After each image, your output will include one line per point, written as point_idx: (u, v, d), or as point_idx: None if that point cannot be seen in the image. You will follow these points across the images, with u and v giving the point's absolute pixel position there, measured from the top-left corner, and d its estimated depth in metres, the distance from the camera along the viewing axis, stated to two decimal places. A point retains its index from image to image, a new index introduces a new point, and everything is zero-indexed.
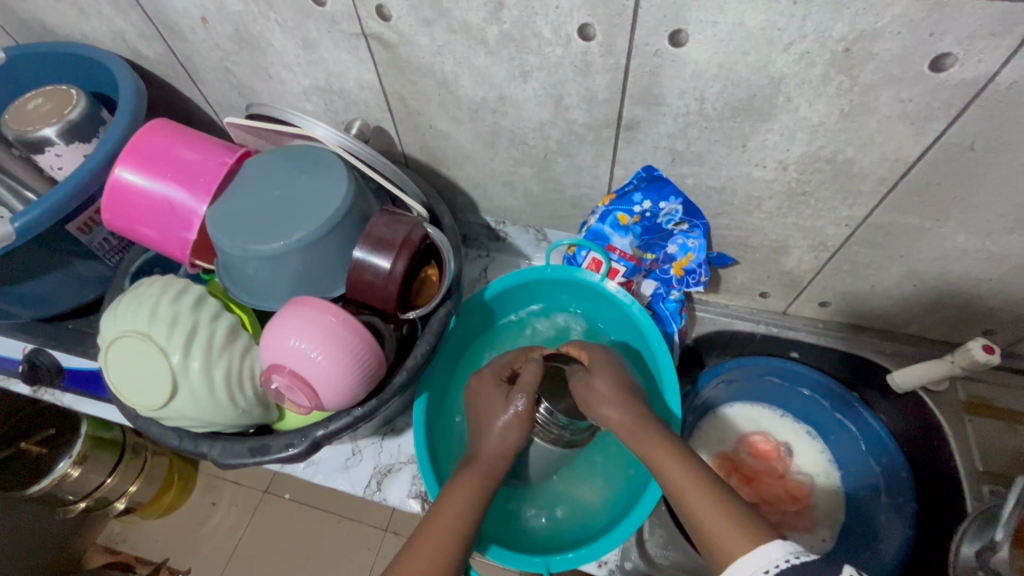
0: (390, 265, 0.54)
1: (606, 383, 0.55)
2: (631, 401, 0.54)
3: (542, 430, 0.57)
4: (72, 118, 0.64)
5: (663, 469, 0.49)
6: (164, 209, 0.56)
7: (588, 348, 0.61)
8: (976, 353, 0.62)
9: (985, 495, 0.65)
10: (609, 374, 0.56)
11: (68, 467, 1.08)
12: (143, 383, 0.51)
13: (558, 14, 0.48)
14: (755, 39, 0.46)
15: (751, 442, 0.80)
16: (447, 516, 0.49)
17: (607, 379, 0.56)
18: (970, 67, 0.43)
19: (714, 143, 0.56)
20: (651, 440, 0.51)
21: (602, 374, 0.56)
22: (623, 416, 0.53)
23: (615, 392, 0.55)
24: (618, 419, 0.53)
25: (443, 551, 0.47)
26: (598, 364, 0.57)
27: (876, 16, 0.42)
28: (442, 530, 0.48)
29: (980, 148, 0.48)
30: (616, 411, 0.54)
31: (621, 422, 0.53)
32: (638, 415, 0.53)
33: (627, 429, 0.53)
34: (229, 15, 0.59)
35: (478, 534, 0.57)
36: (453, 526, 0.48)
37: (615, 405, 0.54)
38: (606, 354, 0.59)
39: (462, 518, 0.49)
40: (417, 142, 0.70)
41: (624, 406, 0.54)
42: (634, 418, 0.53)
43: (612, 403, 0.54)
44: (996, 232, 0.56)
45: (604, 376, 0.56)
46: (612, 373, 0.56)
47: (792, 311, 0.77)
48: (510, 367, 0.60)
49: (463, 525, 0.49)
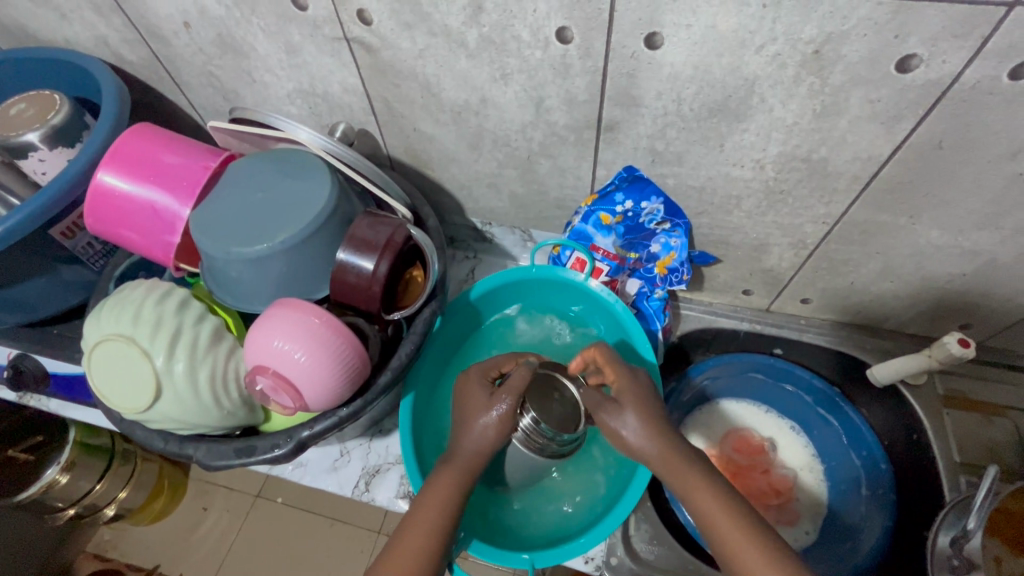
0: (374, 266, 0.54)
1: (638, 417, 0.51)
2: (667, 436, 0.51)
3: (526, 435, 0.56)
4: (54, 123, 0.64)
5: (701, 510, 0.48)
6: (146, 212, 0.56)
7: (617, 372, 0.55)
8: (952, 347, 0.63)
9: (962, 485, 0.66)
10: (641, 407, 0.52)
11: (55, 474, 1.06)
12: (126, 385, 0.51)
13: (535, 17, 0.49)
14: (728, 42, 0.47)
15: (734, 438, 0.81)
16: (431, 507, 0.51)
17: (638, 412, 0.52)
18: (935, 67, 0.44)
19: (693, 143, 0.57)
20: (692, 481, 0.48)
21: (634, 406, 0.52)
22: (658, 450, 0.50)
23: (648, 428, 0.51)
24: (655, 455, 0.50)
25: (427, 543, 0.49)
26: (626, 394, 0.53)
27: (843, 19, 0.43)
28: (424, 522, 0.50)
29: (948, 146, 0.49)
30: (649, 444, 0.50)
31: (655, 456, 0.50)
32: (673, 452, 0.50)
33: (662, 462, 0.50)
34: (212, 20, 0.60)
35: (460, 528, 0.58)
36: (436, 518, 0.50)
37: (646, 437, 0.51)
38: (632, 378, 0.55)
39: (444, 511, 0.50)
40: (402, 145, 0.71)
41: (657, 441, 0.50)
42: (670, 456, 0.50)
43: (645, 440, 0.51)
44: (967, 228, 0.57)
45: (633, 408, 0.52)
46: (642, 405, 0.52)
47: (775, 308, 0.79)
48: (492, 366, 0.60)
49: (438, 522, 0.50)
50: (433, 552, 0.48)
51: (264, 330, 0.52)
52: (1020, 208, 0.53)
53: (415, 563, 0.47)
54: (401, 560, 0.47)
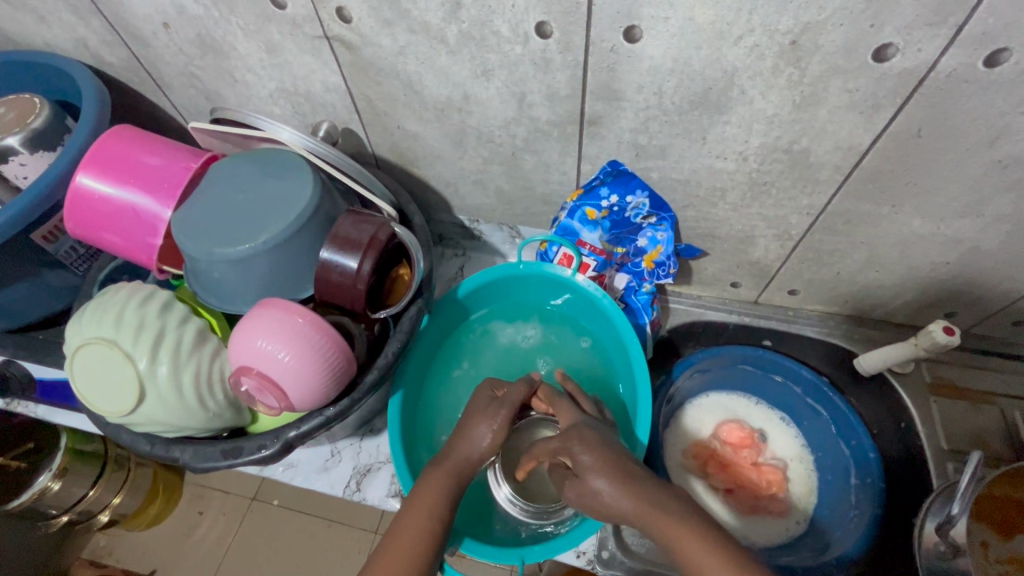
0: (358, 265, 0.54)
1: (606, 479, 0.48)
2: (642, 490, 0.47)
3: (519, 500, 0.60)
4: (34, 126, 0.63)
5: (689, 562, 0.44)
6: (127, 214, 0.55)
7: (571, 444, 0.53)
8: (937, 335, 0.64)
9: (950, 472, 0.68)
10: (607, 469, 0.49)
11: (47, 480, 1.06)
12: (110, 389, 0.51)
13: (514, 12, 0.49)
14: (706, 33, 0.47)
15: (723, 431, 0.78)
16: (421, 512, 0.50)
17: (604, 475, 0.49)
18: (911, 56, 0.44)
19: (675, 136, 0.58)
20: (677, 533, 0.45)
21: (600, 470, 0.49)
22: (632, 506, 0.47)
23: (617, 488, 0.48)
24: (630, 510, 0.47)
25: (416, 540, 0.49)
26: (584, 468, 0.50)
27: (819, 9, 0.43)
28: (416, 521, 0.50)
29: (927, 134, 0.50)
30: (622, 501, 0.47)
31: (632, 511, 0.47)
32: (649, 504, 0.46)
33: (638, 516, 0.47)
34: (191, 19, 0.59)
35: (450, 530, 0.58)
36: (427, 518, 0.50)
37: (618, 495, 0.48)
38: (587, 444, 0.52)
39: (433, 514, 0.50)
40: (386, 143, 0.71)
41: (631, 495, 0.47)
42: (646, 507, 0.46)
43: (619, 500, 0.47)
44: (949, 216, 0.57)
45: (597, 471, 0.49)
46: (607, 466, 0.49)
47: (763, 300, 0.80)
48: (504, 381, 0.62)
49: (431, 522, 0.50)
50: (424, 552, 0.48)
51: (252, 346, 0.51)
52: (1000, 196, 0.53)
53: (408, 563, 0.47)
54: (388, 565, 0.47)
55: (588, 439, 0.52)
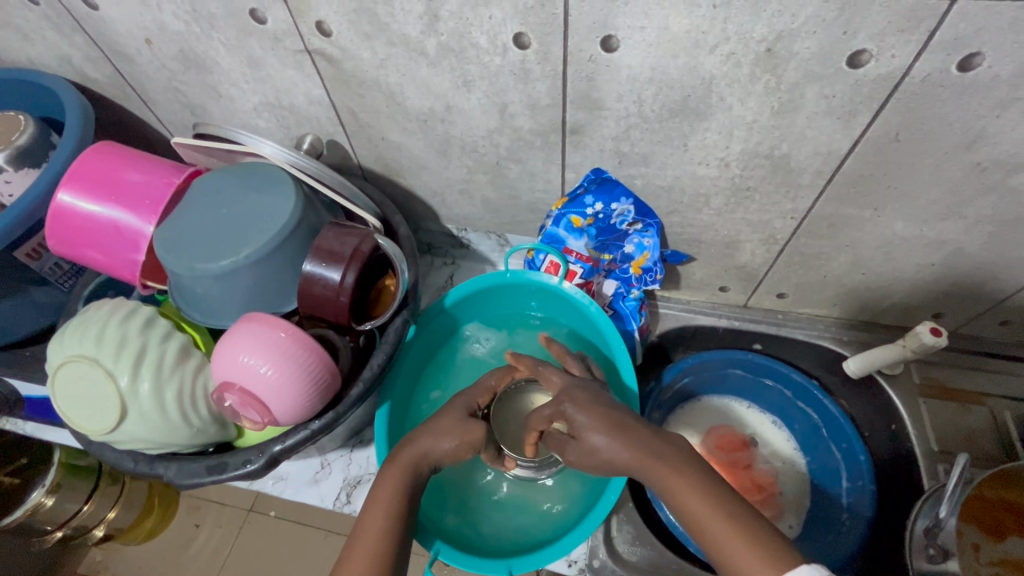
0: (340, 277, 0.54)
1: (601, 435, 0.49)
2: (638, 440, 0.48)
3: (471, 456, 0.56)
4: (19, 144, 0.63)
5: (683, 507, 0.45)
6: (109, 230, 0.55)
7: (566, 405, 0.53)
8: (924, 336, 0.64)
9: (941, 474, 0.67)
10: (600, 422, 0.50)
11: (40, 496, 1.08)
12: (92, 407, 0.51)
13: (492, 24, 0.49)
14: (681, 42, 0.47)
15: (715, 436, 0.79)
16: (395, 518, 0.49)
17: (599, 433, 0.49)
18: (885, 62, 0.45)
19: (657, 144, 0.58)
20: (673, 480, 0.46)
21: (595, 426, 0.50)
22: (640, 460, 0.47)
23: (615, 441, 0.48)
24: (626, 458, 0.48)
25: (393, 502, 0.50)
26: (580, 429, 0.50)
27: (792, 17, 0.43)
28: (374, 529, 0.48)
29: (905, 139, 0.50)
30: (621, 450, 0.48)
31: (631, 460, 0.48)
32: (646, 452, 0.47)
33: (636, 464, 0.48)
34: (172, 35, 0.60)
35: (421, 527, 0.59)
36: (385, 523, 0.49)
37: (613, 445, 0.48)
38: (581, 404, 0.52)
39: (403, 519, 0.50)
40: (372, 154, 0.71)
41: (628, 447, 0.48)
42: (644, 457, 0.47)
43: (614, 450, 0.48)
44: (931, 218, 0.57)
45: (595, 429, 0.49)
46: (605, 422, 0.50)
47: (752, 303, 0.79)
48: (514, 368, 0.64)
49: (389, 528, 0.49)
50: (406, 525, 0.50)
51: (246, 361, 0.51)
52: (981, 198, 0.54)
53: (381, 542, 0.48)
54: (366, 536, 0.48)
55: (585, 399, 0.52)
